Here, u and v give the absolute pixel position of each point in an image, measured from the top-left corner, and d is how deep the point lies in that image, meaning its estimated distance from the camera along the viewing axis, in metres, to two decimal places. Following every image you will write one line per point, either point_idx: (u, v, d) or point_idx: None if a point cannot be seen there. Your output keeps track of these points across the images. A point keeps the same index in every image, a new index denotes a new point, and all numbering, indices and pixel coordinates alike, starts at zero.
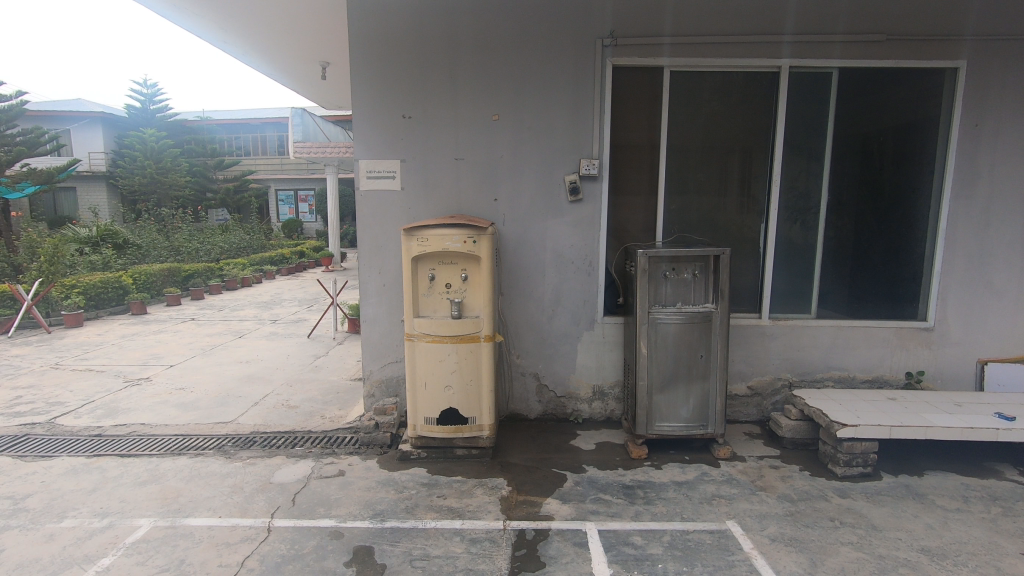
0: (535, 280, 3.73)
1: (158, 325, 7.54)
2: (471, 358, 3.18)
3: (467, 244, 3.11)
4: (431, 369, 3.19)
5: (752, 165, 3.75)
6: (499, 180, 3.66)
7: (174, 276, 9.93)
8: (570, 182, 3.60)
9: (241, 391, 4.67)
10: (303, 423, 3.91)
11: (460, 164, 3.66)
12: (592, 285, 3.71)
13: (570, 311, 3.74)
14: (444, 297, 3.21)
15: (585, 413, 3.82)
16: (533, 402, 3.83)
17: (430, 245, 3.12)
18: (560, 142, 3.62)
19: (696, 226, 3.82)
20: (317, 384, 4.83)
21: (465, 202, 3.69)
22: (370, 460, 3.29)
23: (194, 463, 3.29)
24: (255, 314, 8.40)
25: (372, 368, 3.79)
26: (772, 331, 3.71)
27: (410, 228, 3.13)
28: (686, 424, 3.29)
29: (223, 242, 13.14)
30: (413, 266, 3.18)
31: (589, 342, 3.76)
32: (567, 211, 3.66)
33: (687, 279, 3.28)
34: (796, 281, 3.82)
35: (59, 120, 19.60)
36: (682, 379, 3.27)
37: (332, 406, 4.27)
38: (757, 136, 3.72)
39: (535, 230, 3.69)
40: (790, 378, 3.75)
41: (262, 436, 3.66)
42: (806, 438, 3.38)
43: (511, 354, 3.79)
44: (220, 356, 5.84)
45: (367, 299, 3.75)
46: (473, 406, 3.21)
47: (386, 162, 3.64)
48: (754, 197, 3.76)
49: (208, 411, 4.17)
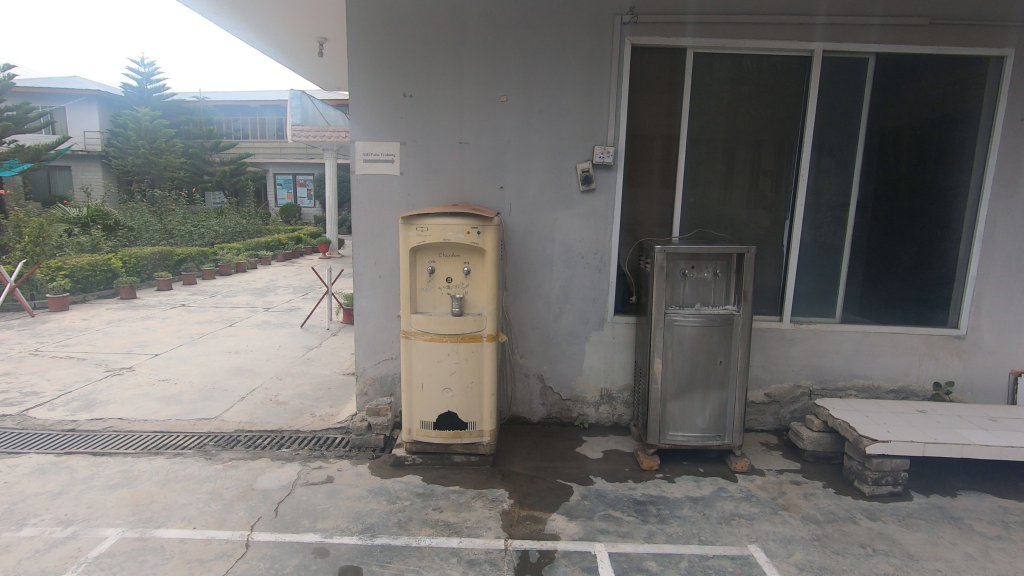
0: (542, 275, 3.48)
1: (147, 311, 7.29)
2: (472, 358, 2.94)
3: (470, 236, 2.85)
4: (428, 369, 2.95)
5: (779, 157, 3.49)
6: (506, 167, 3.40)
7: (166, 260, 9.65)
8: (583, 170, 3.34)
9: (228, 384, 4.43)
10: (291, 421, 3.68)
11: (464, 148, 3.40)
12: (604, 281, 3.47)
13: (578, 309, 3.50)
14: (444, 292, 2.97)
15: (592, 418, 3.59)
16: (537, 405, 3.60)
17: (430, 236, 2.87)
18: (572, 127, 3.35)
19: (716, 221, 3.57)
20: (308, 378, 4.60)
21: (469, 189, 3.43)
22: (361, 466, 3.06)
23: (171, 464, 3.06)
24: (247, 301, 8.14)
25: (366, 365, 3.56)
26: (793, 336, 3.48)
27: (408, 216, 2.87)
28: (702, 434, 3.06)
29: (218, 226, 12.84)
30: (411, 258, 2.92)
31: (598, 343, 3.52)
32: (579, 201, 3.41)
33: (706, 279, 3.04)
34: (820, 282, 3.57)
35: (53, 97, 19.25)
36: (700, 386, 3.03)
37: (323, 402, 4.04)
38: (784, 126, 3.46)
39: (543, 221, 3.44)
40: (811, 385, 3.53)
41: (247, 435, 3.43)
42: (829, 452, 3.16)
43: (515, 353, 3.55)
44: (208, 346, 5.60)
45: (361, 292, 3.49)
46: (473, 410, 2.97)
47: (384, 145, 3.38)
48: (780, 192, 3.51)
49: (191, 406, 3.94)
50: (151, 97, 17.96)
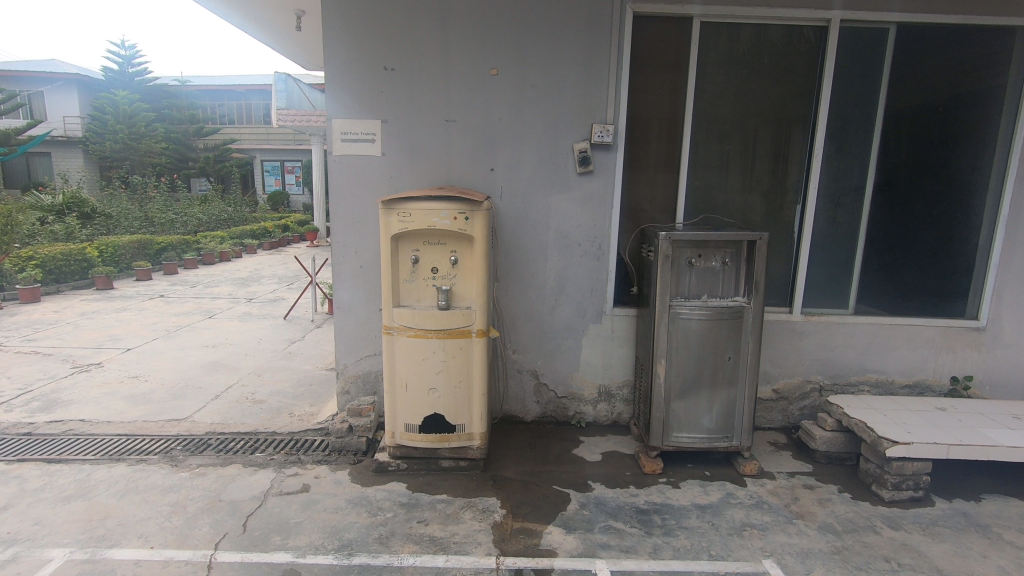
0: (536, 264, 3.23)
1: (123, 303, 6.98)
2: (461, 356, 2.70)
3: (457, 222, 2.59)
4: (413, 368, 2.70)
5: (791, 137, 3.25)
6: (497, 147, 3.14)
7: (145, 249, 9.29)
8: (580, 151, 3.08)
9: (202, 380, 4.17)
10: (268, 422, 3.44)
11: (451, 127, 3.12)
12: (602, 271, 3.23)
13: (575, 301, 3.26)
14: (429, 284, 2.71)
15: (589, 416, 3.38)
16: (531, 403, 3.37)
17: (414, 223, 2.60)
18: (569, 103, 3.09)
19: (722, 206, 3.33)
20: (288, 374, 4.34)
21: (457, 172, 3.16)
22: (340, 472, 2.82)
23: (133, 473, 2.80)
24: (229, 292, 7.83)
25: (347, 361, 3.31)
26: (804, 329, 3.27)
27: (389, 201, 2.60)
28: (708, 435, 2.85)
29: (201, 213, 12.45)
30: (392, 246, 2.66)
31: (596, 337, 3.29)
32: (576, 184, 3.15)
33: (714, 268, 2.81)
34: (832, 271, 3.35)
35: (30, 81, 18.64)
36: (706, 384, 2.81)
37: (303, 401, 3.79)
38: (796, 103, 3.21)
39: (537, 206, 3.18)
40: (821, 381, 3.32)
41: (219, 439, 3.18)
42: (843, 452, 2.96)
43: (507, 349, 3.32)
44: (185, 339, 5.32)
45: (340, 283, 3.23)
46: (461, 412, 2.74)
47: (364, 122, 3.10)
48: (791, 174, 3.27)
49: (161, 406, 3.68)
50: (132, 81, 17.39)
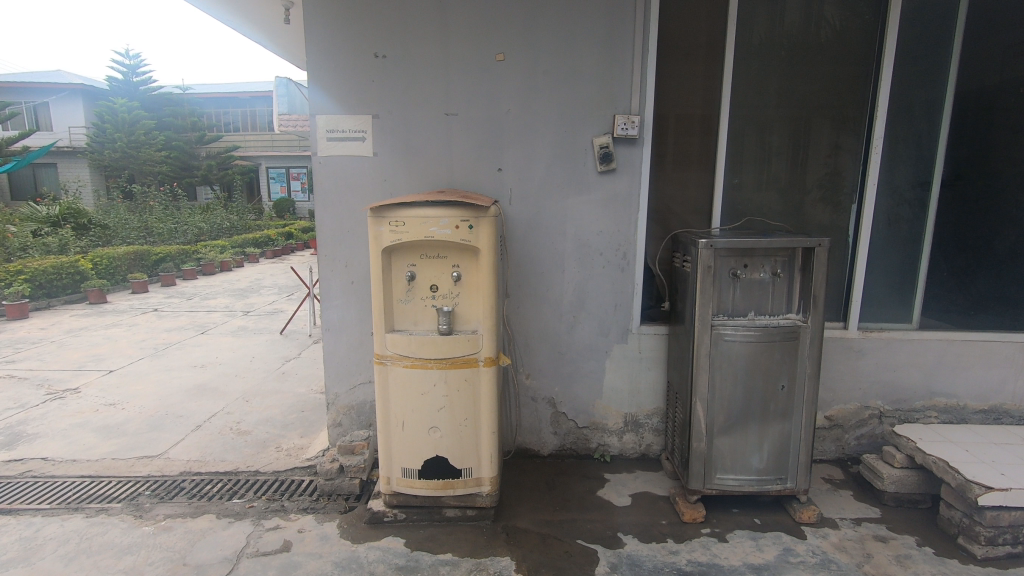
0: (551, 277, 2.82)
1: (114, 318, 6.65)
2: (466, 389, 2.29)
3: (459, 231, 2.19)
4: (410, 403, 2.30)
5: (823, 128, 2.87)
6: (505, 144, 2.73)
7: (141, 260, 8.98)
8: (601, 146, 2.67)
9: (184, 408, 3.79)
10: (251, 459, 3.05)
11: (452, 122, 2.73)
12: (627, 284, 2.82)
13: (597, 319, 2.85)
14: (427, 304, 2.31)
15: (614, 449, 2.97)
16: (548, 435, 2.97)
17: (408, 233, 2.21)
18: (587, 91, 2.68)
19: (769, 206, 2.92)
20: (279, 399, 3.95)
21: (459, 172, 2.77)
22: (328, 525, 2.43)
23: (89, 527, 2.42)
24: (226, 304, 7.48)
25: (339, 390, 2.92)
26: (862, 347, 2.83)
27: (379, 207, 2.20)
28: (758, 476, 2.42)
29: (202, 222, 12.17)
30: (383, 260, 2.26)
31: (621, 359, 2.88)
32: (596, 185, 2.74)
33: (763, 280, 2.38)
34: (891, 280, 2.92)
35: (34, 92, 18.57)
36: (755, 418, 2.39)
37: (292, 431, 3.39)
38: (845, 87, 2.84)
39: (552, 210, 2.77)
40: (881, 406, 2.89)
41: (193, 481, 2.80)
42: (915, 493, 2.52)
43: (520, 373, 2.91)
44: (172, 359, 4.97)
45: (329, 301, 2.84)
46: (468, 454, 2.33)
47: (353, 118, 2.71)
48: (825, 170, 2.89)
49: (135, 439, 3.31)
50: (136, 89, 17.19)
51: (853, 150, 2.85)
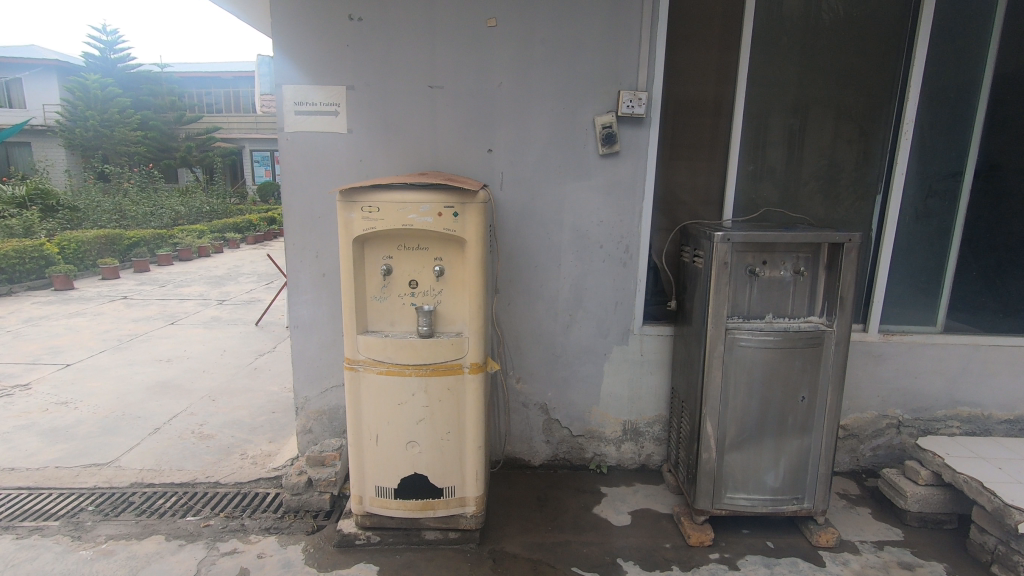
0: (545, 271, 2.55)
1: (79, 306, 6.27)
2: (448, 399, 2.01)
3: (442, 219, 1.91)
4: (385, 414, 2.02)
5: (833, 114, 2.63)
6: (495, 122, 2.44)
7: (112, 244, 8.56)
8: (603, 126, 2.39)
9: (144, 408, 3.48)
10: (212, 468, 2.76)
11: (436, 96, 2.42)
12: (629, 280, 2.55)
13: (595, 318, 2.59)
14: (406, 302, 2.03)
15: (612, 459, 2.72)
16: (539, 443, 2.71)
17: (383, 220, 1.91)
18: (589, 64, 2.39)
19: (790, 196, 2.68)
20: (247, 399, 3.65)
21: (444, 153, 2.47)
22: (292, 549, 2.15)
23: (17, 551, 2.12)
24: (201, 292, 7.11)
25: (309, 394, 2.63)
26: (882, 352, 2.60)
27: (349, 190, 1.90)
28: (772, 496, 2.18)
29: (180, 206, 11.70)
30: (355, 252, 1.97)
31: (620, 362, 2.62)
32: (597, 169, 2.46)
33: (783, 279, 2.13)
34: (914, 279, 2.69)
35: (5, 67, 17.80)
36: (771, 433, 2.14)
37: (259, 436, 3.10)
38: (869, 68, 2.59)
39: (547, 197, 2.49)
40: (900, 415, 2.67)
41: (144, 495, 2.51)
42: (941, 513, 2.31)
43: (510, 377, 2.64)
44: (137, 352, 4.64)
45: (299, 295, 2.55)
46: (450, 471, 2.06)
47: (325, 90, 2.40)
48: (818, 164, 2.68)
49: (85, 444, 3.00)
50: (113, 67, 16.48)
51: (851, 142, 2.65)
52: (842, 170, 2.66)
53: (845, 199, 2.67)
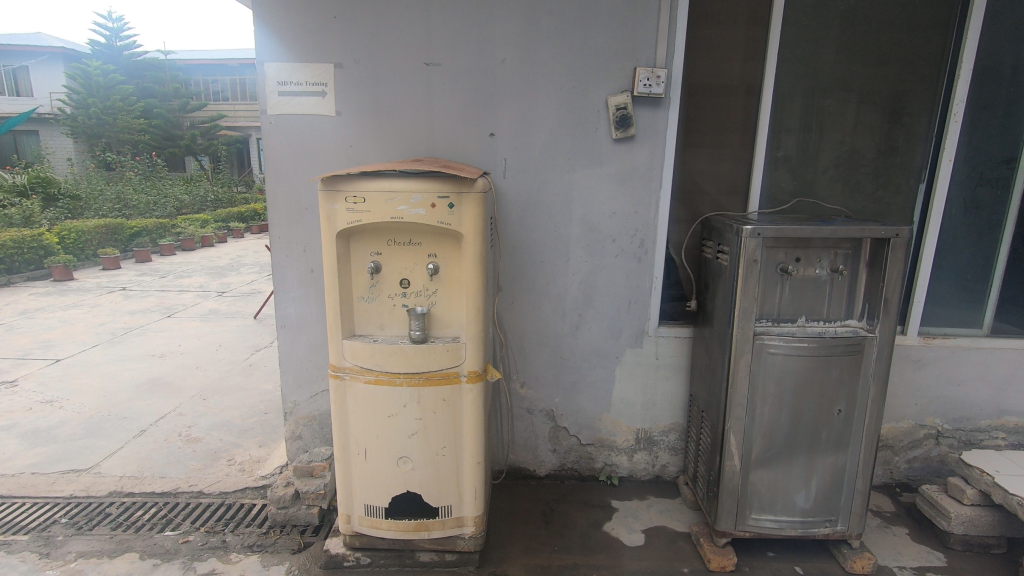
0: (552, 267, 2.33)
1: (76, 297, 6.15)
2: (444, 411, 1.81)
3: (435, 211, 1.69)
4: (373, 427, 1.82)
5: (872, 95, 2.39)
6: (498, 103, 2.21)
7: (113, 234, 8.44)
8: (617, 108, 2.16)
9: (131, 408, 3.33)
10: (196, 475, 2.59)
11: (433, 75, 2.20)
12: (644, 277, 2.33)
13: (606, 318, 2.37)
14: (397, 303, 1.83)
15: (623, 470, 2.53)
16: (545, 452, 2.52)
17: (370, 213, 1.71)
18: (602, 38, 2.15)
19: (823, 183, 2.44)
20: (239, 398, 3.48)
21: (442, 138, 2.25)
22: (275, 570, 1.98)
23: None
24: (201, 283, 6.97)
25: (298, 399, 2.44)
26: (922, 357, 2.37)
27: (331, 178, 1.70)
28: (802, 517, 1.98)
29: (183, 195, 11.57)
30: (339, 248, 1.77)
31: (634, 366, 2.42)
32: (610, 156, 2.24)
33: (819, 278, 1.90)
34: (958, 276, 2.44)
35: (11, 55, 17.73)
36: (802, 449, 1.93)
37: (249, 440, 2.93)
38: (915, 42, 2.32)
39: (555, 186, 2.27)
40: (939, 425, 2.44)
41: (121, 506, 2.35)
42: (988, 536, 2.09)
43: (514, 381, 2.44)
44: (130, 346, 4.50)
45: (285, 292, 2.35)
46: (446, 489, 1.87)
47: (311, 68, 2.18)
48: (835, 150, 2.43)
49: (65, 447, 2.85)
50: (118, 54, 16.36)
51: (874, 128, 2.41)
52: (860, 158, 2.43)
53: (865, 189, 2.45)
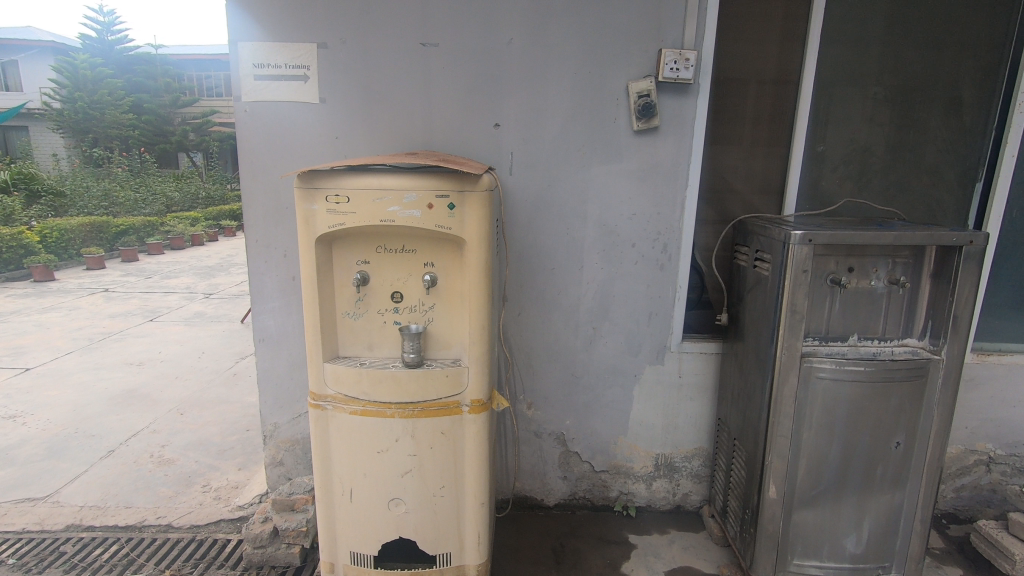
0: (564, 275, 2.08)
1: (54, 299, 5.86)
2: (443, 446, 1.56)
3: (433, 213, 1.43)
4: (361, 464, 1.57)
5: (922, 83, 2.14)
6: (504, 89, 1.95)
7: (98, 233, 8.14)
8: (640, 95, 1.90)
9: (101, 424, 3.06)
10: (165, 505, 2.33)
11: (430, 57, 1.94)
12: (667, 287, 2.08)
13: (624, 331, 2.12)
14: (388, 320, 1.57)
15: (640, 499, 2.28)
16: (554, 480, 2.26)
17: (355, 215, 1.45)
18: (623, 16, 1.89)
19: (868, 180, 2.20)
20: (220, 413, 3.21)
21: (440, 129, 1.99)
22: None
23: None
24: (187, 284, 6.69)
25: (279, 421, 2.18)
26: (975, 376, 2.13)
27: (310, 174, 1.44)
28: (852, 563, 1.73)
29: (173, 193, 11.27)
30: (320, 256, 1.50)
31: (654, 385, 2.16)
32: (630, 150, 1.98)
33: (874, 290, 1.65)
34: (1014, 286, 2.20)
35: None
36: (854, 486, 1.68)
37: (227, 462, 2.67)
38: (972, 24, 2.07)
39: (567, 184, 2.01)
40: (991, 450, 2.20)
41: (78, 543, 2.09)
42: None
43: (521, 402, 2.19)
44: (106, 354, 4.22)
45: (263, 302, 2.09)
46: (446, 535, 1.62)
47: (292, 50, 1.92)
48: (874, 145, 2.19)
49: (22, 471, 2.58)
50: (110, 48, 16.07)
51: (924, 121, 2.16)
52: (905, 154, 2.18)
53: (914, 188, 2.20)
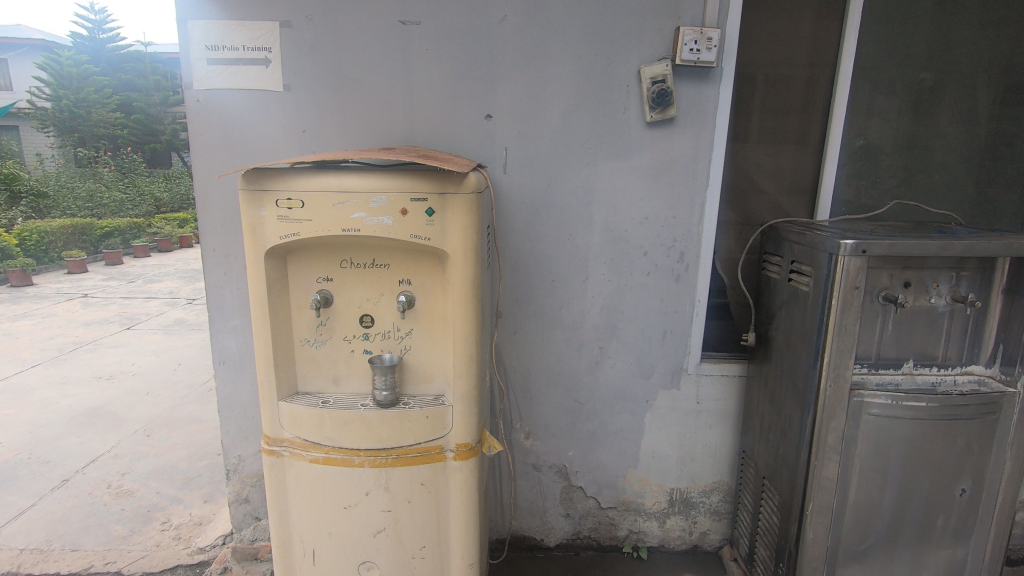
0: (566, 288, 1.82)
1: (28, 306, 5.57)
2: (423, 499, 1.30)
3: (407, 221, 1.17)
4: (325, 521, 1.31)
5: (971, 68, 1.88)
6: (496, 75, 1.69)
7: (80, 235, 7.85)
8: (655, 81, 1.64)
9: (58, 448, 2.79)
10: (117, 547, 2.06)
11: (411, 38, 1.68)
12: (683, 301, 1.82)
13: (635, 352, 1.86)
14: (357, 349, 1.31)
15: (652, 539, 2.02)
16: (555, 518, 2.01)
17: (311, 223, 1.18)
18: None
19: (909, 178, 1.94)
20: (190, 434, 2.95)
21: (422, 121, 1.73)
22: None
23: None
24: (171, 289, 6.42)
25: (242, 455, 1.91)
26: None
27: (256, 173, 1.17)
28: None
29: (161, 194, 10.98)
30: (272, 273, 1.24)
31: (669, 412, 1.90)
32: (641, 145, 1.72)
33: (935, 309, 1.38)
34: None
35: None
36: (908, 539, 1.43)
37: (192, 493, 2.41)
38: None
39: (569, 184, 1.75)
40: None
41: None
42: None
43: (518, 430, 1.93)
44: (75, 366, 3.95)
45: (223, 320, 1.83)
46: None
47: (251, 30, 1.66)
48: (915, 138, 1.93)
49: None
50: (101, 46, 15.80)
51: (973, 110, 1.90)
52: (954, 148, 1.92)
53: (963, 187, 1.94)
